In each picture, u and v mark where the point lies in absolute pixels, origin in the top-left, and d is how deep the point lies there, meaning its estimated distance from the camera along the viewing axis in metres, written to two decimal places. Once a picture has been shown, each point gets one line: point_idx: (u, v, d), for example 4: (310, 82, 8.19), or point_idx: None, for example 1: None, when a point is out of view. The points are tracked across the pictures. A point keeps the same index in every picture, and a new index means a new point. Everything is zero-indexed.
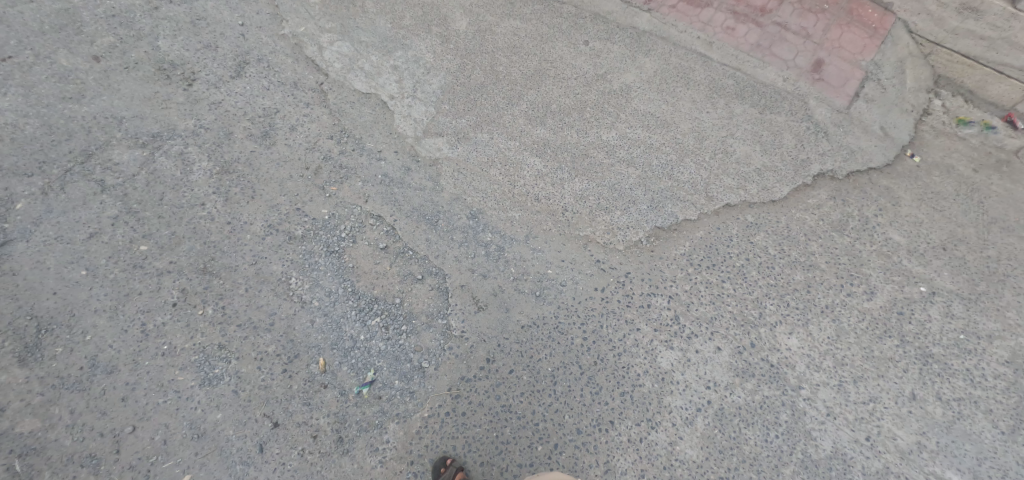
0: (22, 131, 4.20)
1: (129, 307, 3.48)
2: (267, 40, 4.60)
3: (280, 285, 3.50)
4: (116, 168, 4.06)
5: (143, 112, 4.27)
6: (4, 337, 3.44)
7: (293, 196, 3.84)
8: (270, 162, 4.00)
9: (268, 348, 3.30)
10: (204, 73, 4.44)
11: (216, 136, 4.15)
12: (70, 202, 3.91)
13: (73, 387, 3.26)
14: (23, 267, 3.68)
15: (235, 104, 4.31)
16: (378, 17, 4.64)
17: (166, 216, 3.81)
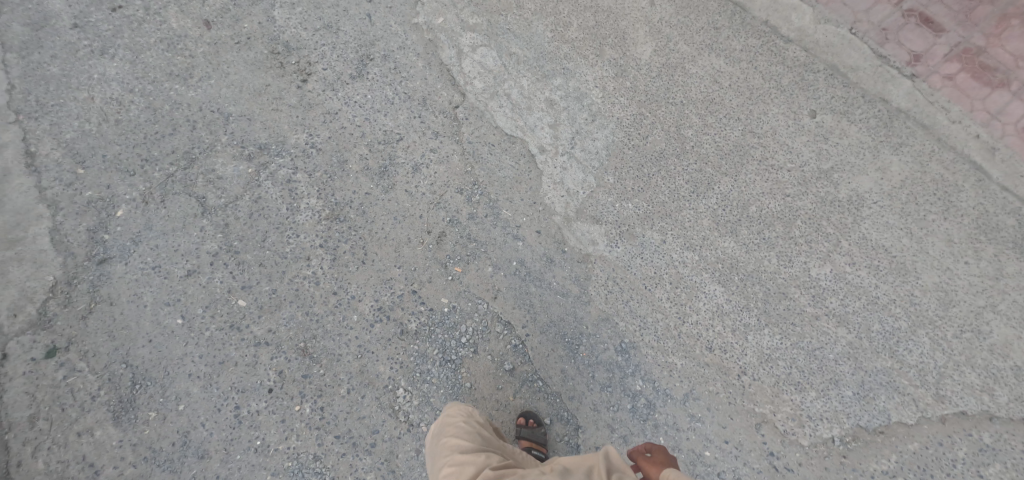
0: (125, 112, 3.61)
1: (223, 379, 3.09)
2: (398, 29, 3.70)
3: (385, 395, 3.02)
4: (219, 182, 3.45)
5: (251, 112, 3.56)
6: (99, 384, 3.14)
7: (410, 270, 3.19)
8: (388, 215, 3.31)
9: (367, 475, 2.93)
10: (321, 67, 3.65)
11: (328, 163, 3.44)
12: (169, 221, 3.39)
13: (164, 466, 3.00)
14: (121, 297, 3.28)
15: (353, 118, 3.53)
16: (536, 20, 3.61)
17: (268, 265, 3.26)
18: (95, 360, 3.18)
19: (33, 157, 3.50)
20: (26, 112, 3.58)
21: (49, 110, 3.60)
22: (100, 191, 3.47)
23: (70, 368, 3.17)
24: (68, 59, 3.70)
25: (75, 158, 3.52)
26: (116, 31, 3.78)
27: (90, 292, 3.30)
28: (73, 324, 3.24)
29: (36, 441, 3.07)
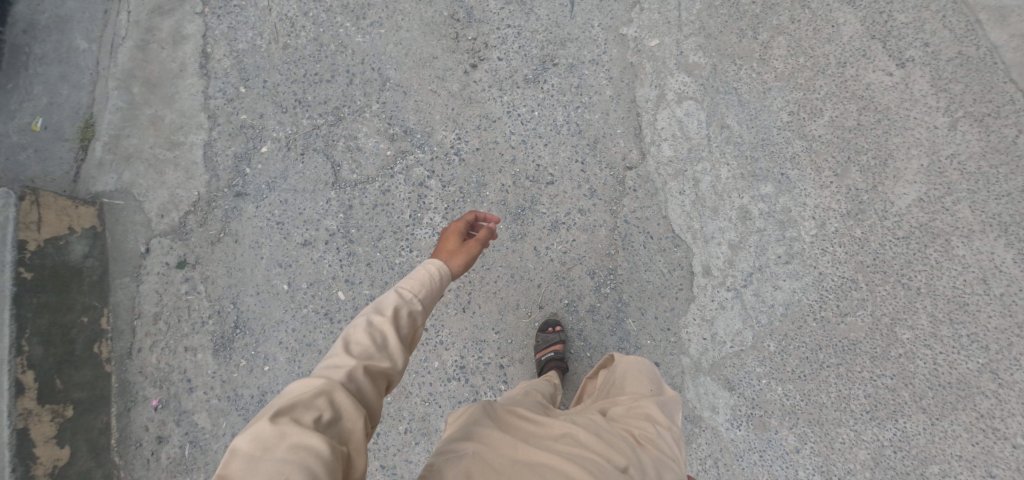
0: (294, 35, 3.09)
1: (306, 361, 2.97)
2: (599, 36, 2.94)
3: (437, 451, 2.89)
4: (357, 154, 2.98)
5: (409, 84, 2.98)
6: (209, 311, 3.03)
7: (504, 340, 2.90)
8: (507, 268, 2.90)
9: None
10: (495, 52, 2.97)
11: (465, 180, 2.92)
12: (303, 178, 3.00)
13: (240, 412, 2.99)
14: (245, 238, 3.03)
15: (509, 134, 2.92)
16: (777, 90, 2.77)
17: (375, 268, 2.96)
18: (209, 291, 3.03)
19: (207, 60, 3.12)
20: (211, 6, 3.17)
21: (231, 10, 3.16)
22: (254, 117, 3.05)
23: (193, 288, 3.03)
24: None
25: (241, 72, 3.10)
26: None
27: (223, 221, 3.04)
28: (203, 245, 3.04)
29: (155, 343, 3.02)
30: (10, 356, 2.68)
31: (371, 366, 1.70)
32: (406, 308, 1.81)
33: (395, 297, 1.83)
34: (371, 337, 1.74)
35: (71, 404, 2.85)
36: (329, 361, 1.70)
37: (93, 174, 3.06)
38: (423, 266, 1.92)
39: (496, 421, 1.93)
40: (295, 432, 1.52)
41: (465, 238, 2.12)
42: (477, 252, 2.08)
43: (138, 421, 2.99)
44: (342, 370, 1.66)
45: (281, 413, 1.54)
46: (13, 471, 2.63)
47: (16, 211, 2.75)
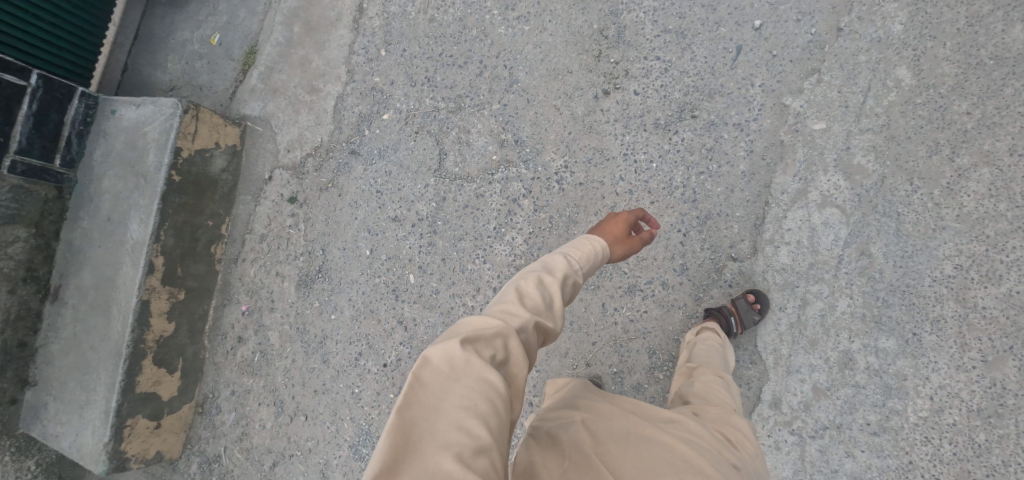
0: (442, 9, 2.91)
1: (368, 326, 2.84)
2: (757, 99, 2.53)
3: None
4: (466, 148, 2.81)
5: (533, 93, 2.75)
6: (304, 248, 2.95)
7: (542, 382, 2.67)
8: (568, 316, 2.64)
9: None
10: (632, 84, 2.66)
11: (557, 212, 2.67)
12: (411, 156, 2.87)
13: (304, 346, 2.90)
14: (346, 194, 2.93)
15: (618, 178, 2.63)
16: (954, 230, 2.27)
17: (448, 265, 2.77)
18: (307, 230, 2.96)
19: (361, 14, 3.01)
20: None
21: None
22: (384, 83, 2.96)
23: (297, 223, 2.97)
24: None
25: (387, 36, 2.97)
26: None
27: (334, 173, 2.96)
28: (313, 190, 2.97)
29: (257, 256, 3.00)
30: (149, 239, 2.75)
31: (541, 318, 1.64)
32: (572, 272, 1.77)
33: (561, 262, 1.79)
34: (541, 289, 1.69)
35: (184, 290, 2.90)
36: (497, 305, 1.66)
37: (246, 96, 3.05)
38: (578, 240, 1.89)
39: (592, 395, 1.81)
40: (475, 362, 1.47)
41: (630, 227, 2.03)
42: (636, 245, 2.01)
43: (227, 319, 2.99)
44: (516, 315, 1.61)
45: (463, 340, 1.49)
46: (130, 332, 2.72)
47: (178, 121, 2.77)
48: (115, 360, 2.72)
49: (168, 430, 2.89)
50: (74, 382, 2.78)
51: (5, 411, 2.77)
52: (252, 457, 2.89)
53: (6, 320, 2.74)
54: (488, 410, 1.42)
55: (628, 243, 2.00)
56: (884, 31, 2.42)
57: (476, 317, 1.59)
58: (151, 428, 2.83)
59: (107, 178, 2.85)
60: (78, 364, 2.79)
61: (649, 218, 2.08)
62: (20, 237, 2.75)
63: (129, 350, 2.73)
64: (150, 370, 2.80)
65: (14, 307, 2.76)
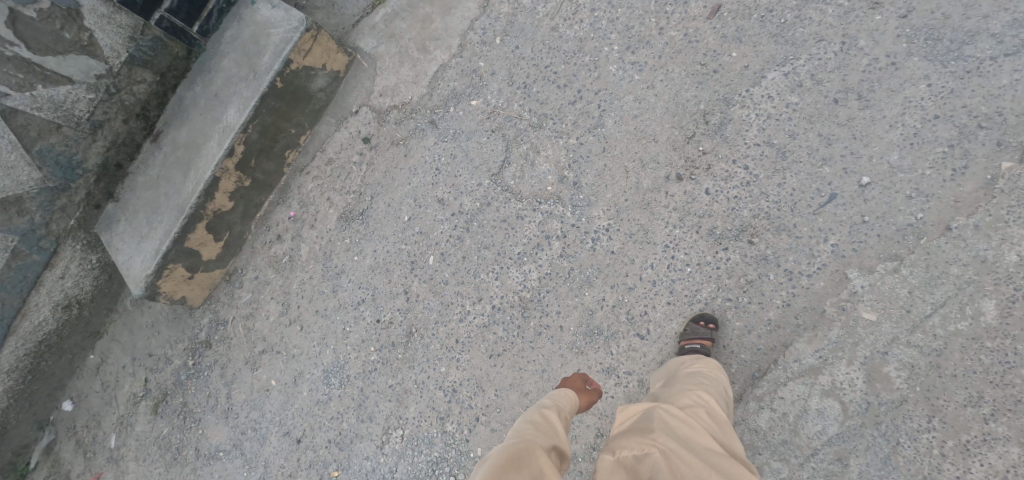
0: (568, 23, 2.97)
1: (378, 281, 3.02)
2: (822, 256, 2.32)
3: (396, 432, 2.81)
4: (529, 166, 2.84)
5: (614, 144, 2.71)
6: (356, 186, 3.20)
7: (495, 406, 2.68)
8: (541, 364, 2.63)
9: (338, 426, 2.93)
10: (707, 181, 2.52)
11: (578, 268, 2.63)
12: (477, 150, 2.96)
13: (325, 269, 3.15)
14: (412, 156, 3.10)
15: (648, 264, 2.53)
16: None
17: (466, 264, 2.84)
18: (367, 173, 3.18)
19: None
20: None
21: None
22: (485, 72, 3.08)
23: (361, 163, 3.21)
24: None
25: (506, 31, 3.09)
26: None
27: (411, 131, 3.15)
28: (385, 140, 3.19)
29: (319, 174, 3.29)
30: (237, 128, 3.03)
31: (556, 440, 1.93)
32: (561, 407, 2.09)
33: (549, 403, 2.10)
34: (544, 417, 2.00)
35: (250, 180, 3.20)
36: (517, 433, 1.94)
37: (365, 30, 3.31)
38: (553, 392, 2.21)
39: (662, 420, 1.93)
40: (516, 471, 1.75)
41: (583, 384, 2.33)
42: (594, 395, 2.31)
43: (275, 216, 3.32)
44: (535, 435, 1.90)
45: (498, 459, 1.78)
46: (197, 197, 3.05)
47: (298, 37, 3.02)
48: (176, 215, 3.07)
49: (198, 283, 3.27)
50: (143, 215, 3.17)
51: (90, 212, 3.27)
52: (250, 336, 3.23)
53: (112, 142, 3.19)
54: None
55: (587, 394, 2.30)
56: (996, 255, 2.14)
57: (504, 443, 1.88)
58: (185, 278, 3.21)
59: (227, 59, 3.15)
60: (151, 203, 3.16)
61: (593, 379, 2.37)
62: (146, 79, 3.17)
63: (189, 211, 3.06)
64: (200, 233, 3.14)
65: (122, 134, 3.20)
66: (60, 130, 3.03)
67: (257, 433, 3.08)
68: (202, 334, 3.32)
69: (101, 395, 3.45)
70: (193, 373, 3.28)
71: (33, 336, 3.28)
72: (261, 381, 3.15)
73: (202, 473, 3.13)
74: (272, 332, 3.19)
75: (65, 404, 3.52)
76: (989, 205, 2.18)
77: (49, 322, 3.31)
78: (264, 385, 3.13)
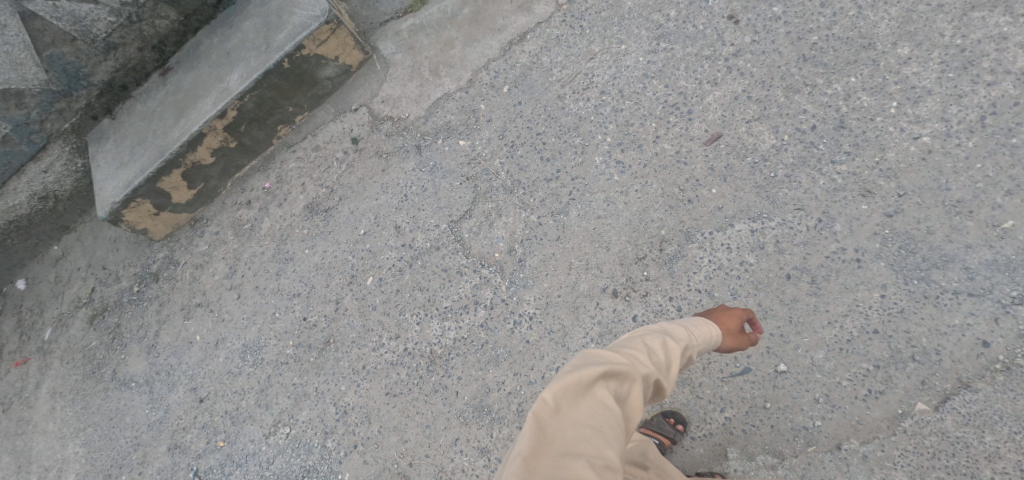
0: (576, 97, 2.97)
1: (320, 281, 3.11)
2: (713, 424, 2.34)
3: (283, 429, 2.95)
4: (486, 227, 2.87)
5: (569, 238, 2.71)
6: (331, 182, 3.26)
7: (374, 441, 2.78)
8: (427, 419, 2.72)
9: (240, 402, 3.08)
10: (638, 308, 2.53)
11: (492, 343, 2.70)
12: (447, 192, 3.01)
13: (279, 250, 3.25)
14: (387, 173, 3.17)
15: (553, 366, 2.59)
16: None
17: (398, 297, 2.93)
18: (344, 173, 3.25)
19: (518, 41, 3.17)
20: (569, 12, 3.14)
21: (568, 40, 3.10)
22: (483, 115, 3.10)
23: (342, 161, 3.28)
24: (639, 36, 3.00)
25: (516, 83, 3.10)
26: (702, 36, 2.91)
27: (398, 147, 3.19)
28: (371, 147, 3.25)
29: (302, 157, 3.35)
30: (234, 94, 3.10)
31: (658, 372, 1.82)
32: (693, 343, 1.93)
33: (679, 333, 1.95)
34: (658, 346, 1.88)
35: (236, 143, 3.29)
36: (621, 349, 1.86)
37: (390, 33, 3.37)
38: (691, 318, 2.03)
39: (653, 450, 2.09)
40: (608, 389, 1.69)
41: (743, 323, 2.10)
42: (744, 338, 2.10)
43: (252, 182, 3.41)
44: (641, 362, 1.80)
45: (601, 367, 1.70)
46: (179, 146, 3.14)
47: (316, 27, 3.05)
48: (155, 156, 3.17)
49: (162, 221, 3.39)
50: (128, 143, 3.26)
51: (85, 121, 3.32)
52: (194, 286, 3.36)
53: (123, 64, 3.24)
54: (615, 433, 1.63)
55: (736, 339, 2.10)
56: None
57: (604, 352, 1.81)
58: (151, 213, 3.32)
59: (250, 22, 3.18)
60: (139, 134, 3.26)
61: (756, 321, 2.12)
62: (169, 16, 3.18)
63: (168, 157, 3.16)
64: (174, 177, 3.24)
65: (133, 60, 3.24)
66: (74, 42, 3.06)
67: (169, 378, 3.25)
68: (155, 266, 3.46)
69: (51, 287, 3.57)
70: (135, 299, 3.43)
71: (7, 215, 3.42)
72: (190, 331, 3.29)
73: (111, 395, 3.30)
74: (212, 291, 3.31)
75: (19, 282, 3.63)
76: (886, 438, 2.18)
77: (22, 207, 3.42)
78: (191, 337, 3.28)
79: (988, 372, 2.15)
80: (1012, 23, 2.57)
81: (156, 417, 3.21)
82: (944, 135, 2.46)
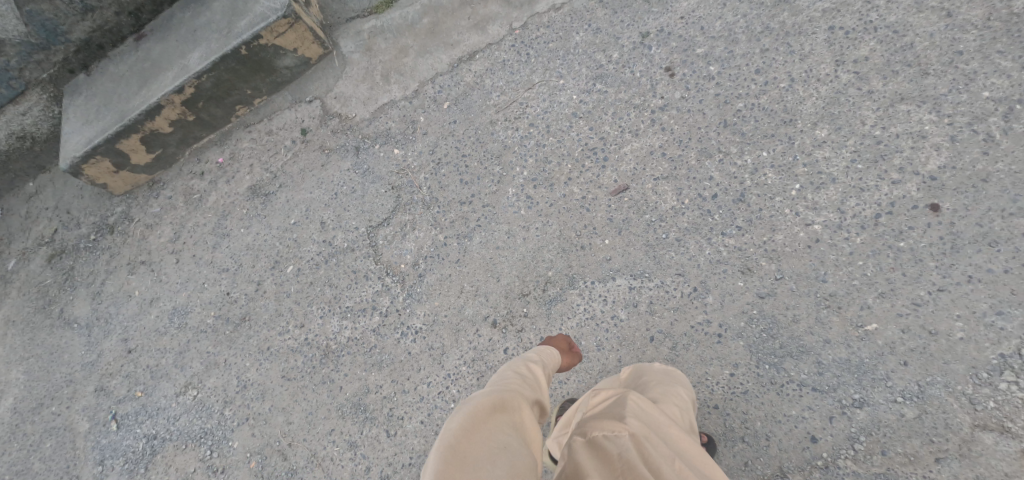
0: (506, 125, 3.07)
1: (248, 261, 3.31)
2: None
3: (190, 392, 3.19)
4: (398, 237, 3.03)
5: (467, 264, 2.85)
6: (275, 168, 3.44)
7: (264, 419, 2.99)
8: (311, 406, 2.92)
9: (161, 360, 3.31)
10: (511, 341, 2.68)
11: (380, 348, 2.87)
12: (373, 197, 3.16)
13: (220, 224, 3.45)
14: (325, 169, 3.32)
15: (426, 381, 2.76)
16: None
17: (309, 288, 3.11)
18: (288, 161, 3.42)
19: (467, 59, 3.27)
20: (518, 40, 3.21)
21: (512, 67, 3.18)
22: (420, 128, 3.22)
23: (289, 149, 3.45)
24: (579, 74, 3.06)
25: (456, 102, 3.21)
26: (637, 83, 2.95)
27: (340, 146, 3.34)
28: (316, 141, 3.41)
29: (256, 139, 3.54)
30: (192, 73, 3.28)
31: (538, 394, 1.95)
32: (545, 364, 2.13)
33: (534, 358, 2.14)
34: (530, 372, 2.03)
35: (194, 117, 3.48)
36: (501, 380, 1.95)
37: (352, 31, 3.50)
38: (539, 349, 2.24)
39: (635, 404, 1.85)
40: (501, 411, 1.75)
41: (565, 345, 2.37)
42: (573, 358, 2.35)
43: (208, 155, 3.61)
44: (522, 389, 1.89)
45: (490, 394, 1.78)
46: (137, 114, 3.34)
47: (273, 20, 3.20)
48: (115, 119, 3.38)
49: (121, 179, 3.61)
50: (96, 102, 3.47)
51: (62, 73, 3.53)
52: (141, 244, 3.58)
53: (99, 26, 3.43)
54: (519, 441, 1.70)
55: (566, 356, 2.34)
56: None
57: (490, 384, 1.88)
58: (111, 171, 3.54)
59: (217, 4, 3.34)
60: (106, 95, 3.46)
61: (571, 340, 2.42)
62: None
63: (127, 122, 3.36)
64: (132, 141, 3.45)
65: (110, 23, 3.43)
66: (53, 1, 3.26)
67: (106, 326, 3.49)
68: (111, 218, 3.69)
69: (21, 221, 3.82)
70: (90, 246, 3.66)
71: None
72: (130, 285, 3.52)
73: (55, 331, 3.55)
74: (155, 251, 3.54)
75: None
76: None
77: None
78: (131, 291, 3.51)
79: (808, 466, 2.26)
80: (934, 122, 2.54)
81: (89, 359, 3.45)
82: (835, 226, 2.47)
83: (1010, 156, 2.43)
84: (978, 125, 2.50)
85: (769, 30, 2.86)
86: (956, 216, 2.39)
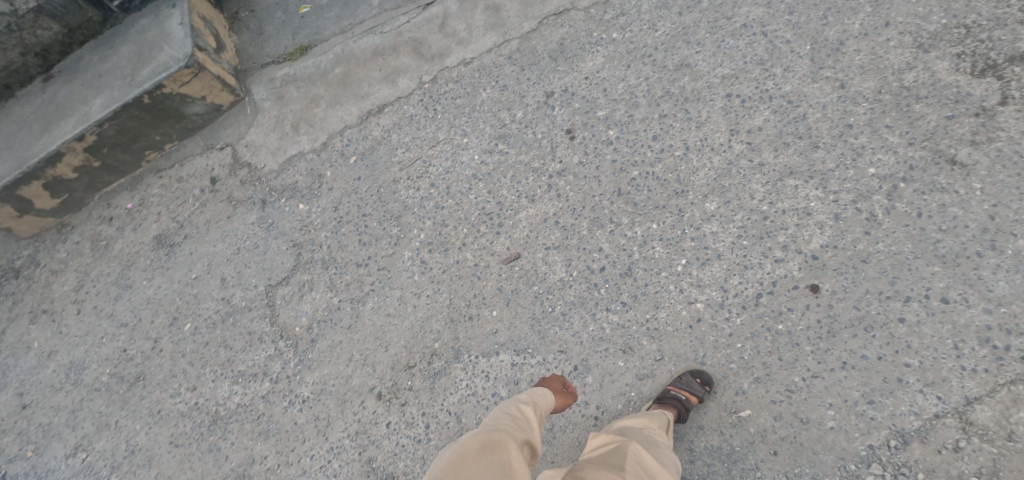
0: (408, 184, 3.02)
1: (148, 315, 3.22)
2: None
3: (81, 453, 3.09)
4: (292, 300, 2.97)
5: (355, 332, 2.81)
6: (182, 218, 3.36)
7: None
8: (196, 475, 2.84)
9: (54, 418, 3.20)
10: (395, 415, 2.65)
11: (267, 416, 2.81)
12: (274, 254, 3.09)
13: (127, 275, 3.35)
14: (230, 222, 3.25)
15: (309, 453, 2.70)
16: None
17: (205, 349, 3.04)
18: (197, 211, 3.34)
19: (376, 113, 3.22)
20: (427, 94, 3.17)
21: (418, 123, 3.13)
22: (324, 183, 3.16)
23: (198, 198, 3.36)
24: (482, 133, 3.02)
25: (361, 157, 3.15)
26: (538, 145, 2.91)
27: (246, 198, 3.27)
28: (225, 192, 3.32)
29: (166, 185, 3.45)
30: (93, 121, 3.19)
31: (529, 434, 1.97)
32: (540, 403, 2.13)
33: (529, 397, 2.14)
34: (523, 411, 2.04)
35: (100, 162, 3.39)
36: (492, 420, 1.98)
37: (266, 78, 3.44)
38: (535, 389, 2.23)
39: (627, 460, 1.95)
40: (487, 454, 1.79)
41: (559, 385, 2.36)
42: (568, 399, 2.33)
43: (118, 200, 3.50)
44: (512, 428, 1.92)
45: (476, 437, 1.83)
46: (36, 162, 3.22)
47: (176, 69, 3.14)
48: (14, 167, 3.25)
49: (27, 221, 3.45)
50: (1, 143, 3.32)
51: None
52: (47, 291, 3.43)
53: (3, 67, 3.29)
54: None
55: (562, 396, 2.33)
56: None
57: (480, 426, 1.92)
58: (14, 215, 3.39)
59: (126, 48, 3.29)
60: (9, 138, 3.31)
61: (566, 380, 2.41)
62: (52, 28, 3.27)
63: (26, 170, 3.23)
64: (35, 188, 3.31)
65: (15, 63, 3.30)
66: None
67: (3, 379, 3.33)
68: (18, 262, 3.53)
69: None
70: None
71: None
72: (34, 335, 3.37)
73: None
74: (61, 300, 3.40)
75: None
76: None
77: None
78: (33, 342, 3.36)
79: None
80: (821, 199, 2.52)
81: None
82: (716, 305, 2.45)
83: (891, 236, 2.41)
84: (862, 204, 2.48)
85: (669, 95, 2.83)
86: (834, 298, 2.38)
